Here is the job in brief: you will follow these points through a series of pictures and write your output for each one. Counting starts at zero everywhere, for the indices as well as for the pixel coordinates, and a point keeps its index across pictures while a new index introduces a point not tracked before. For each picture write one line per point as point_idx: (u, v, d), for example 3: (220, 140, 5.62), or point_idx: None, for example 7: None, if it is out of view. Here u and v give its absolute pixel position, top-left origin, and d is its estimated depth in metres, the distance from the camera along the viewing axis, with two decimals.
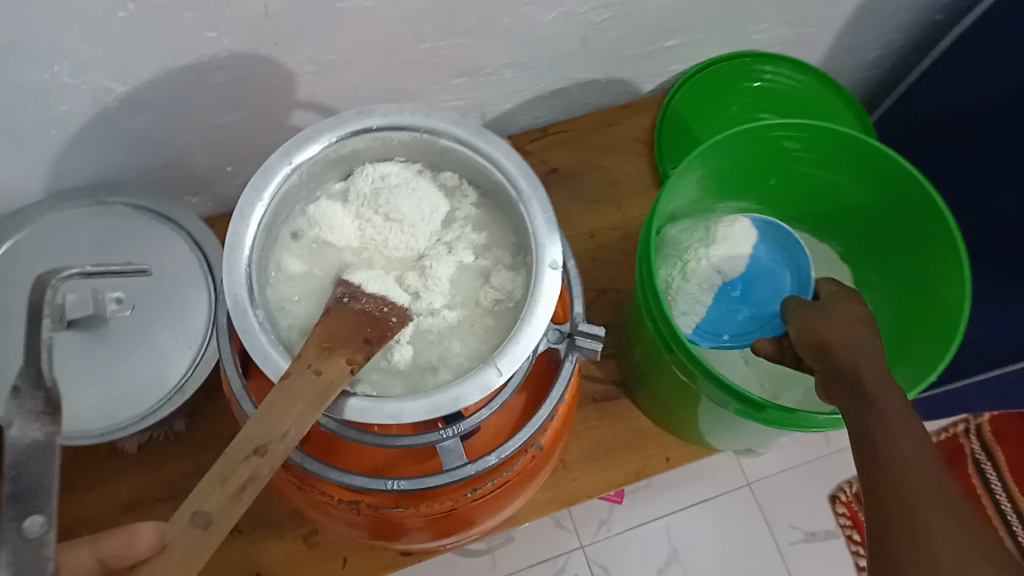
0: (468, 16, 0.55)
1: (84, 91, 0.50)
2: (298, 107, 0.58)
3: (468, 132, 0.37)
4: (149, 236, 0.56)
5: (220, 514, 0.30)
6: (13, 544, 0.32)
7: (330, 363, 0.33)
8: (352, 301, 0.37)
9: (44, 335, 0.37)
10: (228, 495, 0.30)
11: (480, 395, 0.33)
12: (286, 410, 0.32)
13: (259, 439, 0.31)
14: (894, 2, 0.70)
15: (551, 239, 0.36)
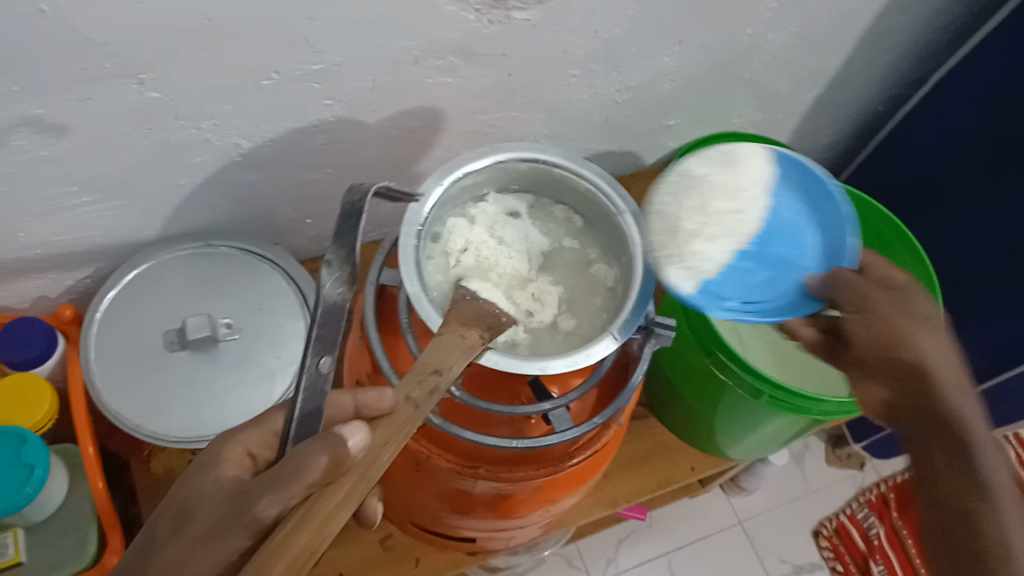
0: (522, 93, 0.67)
1: (217, 146, 0.59)
2: (377, 166, 0.69)
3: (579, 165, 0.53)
4: (251, 273, 0.65)
5: (421, 403, 0.41)
6: (311, 375, 0.42)
7: (473, 330, 0.43)
8: (475, 298, 0.46)
9: (355, 209, 0.45)
10: (425, 392, 0.41)
11: (603, 353, 0.47)
12: (449, 350, 0.42)
13: (436, 363, 0.42)
14: (845, 93, 0.86)
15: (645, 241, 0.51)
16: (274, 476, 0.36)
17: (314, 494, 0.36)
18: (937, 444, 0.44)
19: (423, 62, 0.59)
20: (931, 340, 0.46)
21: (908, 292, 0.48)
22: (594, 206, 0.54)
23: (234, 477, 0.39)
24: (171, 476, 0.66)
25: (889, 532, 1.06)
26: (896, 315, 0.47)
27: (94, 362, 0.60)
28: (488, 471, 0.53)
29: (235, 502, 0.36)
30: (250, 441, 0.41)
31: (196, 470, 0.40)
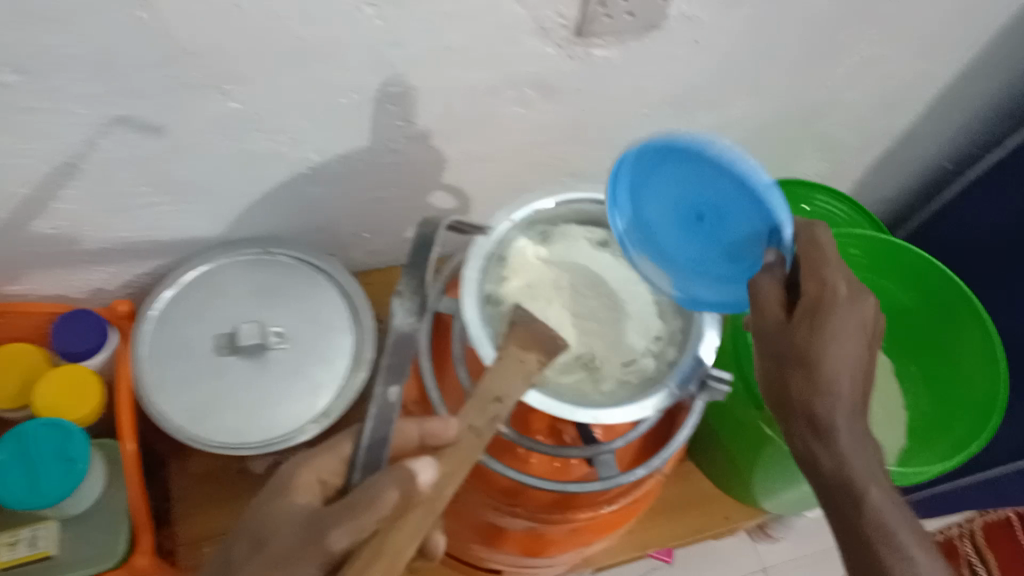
0: (593, 129, 0.66)
1: (290, 158, 0.59)
2: (438, 188, 0.69)
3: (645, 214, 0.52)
4: (306, 284, 0.65)
5: (483, 430, 0.42)
6: (380, 403, 0.43)
7: (532, 354, 0.44)
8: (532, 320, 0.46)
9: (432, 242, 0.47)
10: (486, 419, 0.42)
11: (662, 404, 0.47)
12: (511, 376, 0.43)
13: (497, 390, 0.43)
14: (915, 150, 0.84)
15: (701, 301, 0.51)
16: (350, 506, 0.36)
17: (383, 530, 0.37)
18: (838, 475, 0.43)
19: (500, 93, 0.59)
20: (843, 365, 0.42)
21: (813, 316, 0.43)
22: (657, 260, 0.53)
23: (306, 503, 0.39)
24: (208, 478, 0.66)
25: None
26: (811, 342, 0.42)
27: (145, 360, 0.60)
28: (528, 510, 0.53)
29: (306, 531, 0.36)
30: (320, 468, 0.41)
31: (272, 495, 0.40)
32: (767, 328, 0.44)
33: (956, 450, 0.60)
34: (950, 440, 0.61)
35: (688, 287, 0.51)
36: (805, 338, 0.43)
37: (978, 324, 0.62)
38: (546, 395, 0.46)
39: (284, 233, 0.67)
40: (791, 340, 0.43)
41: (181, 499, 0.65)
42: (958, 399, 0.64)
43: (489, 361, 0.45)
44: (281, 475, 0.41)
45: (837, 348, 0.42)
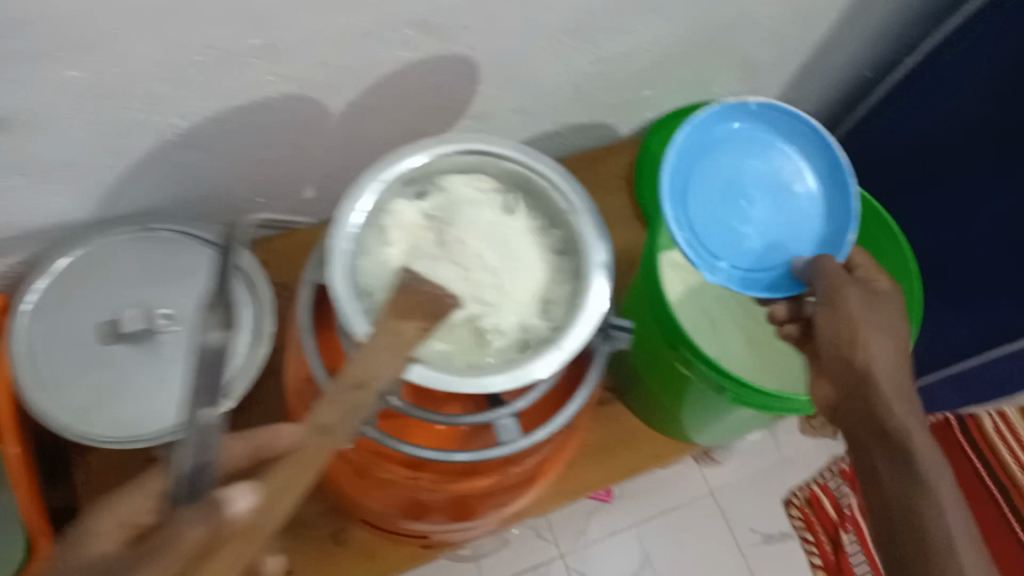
0: (488, 66, 0.62)
1: (152, 125, 0.54)
2: (330, 144, 0.64)
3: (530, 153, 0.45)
4: (192, 260, 0.61)
5: (334, 424, 0.36)
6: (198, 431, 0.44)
7: (413, 321, 0.38)
8: (422, 279, 0.41)
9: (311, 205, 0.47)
10: (343, 412, 0.36)
11: (550, 369, 0.41)
12: (380, 357, 0.37)
13: (360, 375, 0.36)
14: (832, 61, 0.81)
15: (596, 241, 0.44)
16: (148, 552, 0.30)
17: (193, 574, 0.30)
18: (885, 463, 0.46)
19: (376, 36, 0.54)
20: (896, 327, 0.49)
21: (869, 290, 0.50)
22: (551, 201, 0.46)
23: (105, 551, 0.32)
24: (116, 468, 0.63)
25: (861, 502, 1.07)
26: (874, 301, 0.50)
27: (23, 357, 0.56)
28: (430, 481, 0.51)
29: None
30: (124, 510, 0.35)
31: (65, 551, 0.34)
32: (844, 298, 0.49)
33: None
34: None
35: (708, 263, 0.56)
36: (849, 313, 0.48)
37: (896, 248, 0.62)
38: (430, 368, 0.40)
39: (166, 204, 0.62)
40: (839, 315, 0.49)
41: (89, 494, 0.62)
42: None
43: (362, 336, 0.39)
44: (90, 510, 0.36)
45: (892, 314, 0.50)
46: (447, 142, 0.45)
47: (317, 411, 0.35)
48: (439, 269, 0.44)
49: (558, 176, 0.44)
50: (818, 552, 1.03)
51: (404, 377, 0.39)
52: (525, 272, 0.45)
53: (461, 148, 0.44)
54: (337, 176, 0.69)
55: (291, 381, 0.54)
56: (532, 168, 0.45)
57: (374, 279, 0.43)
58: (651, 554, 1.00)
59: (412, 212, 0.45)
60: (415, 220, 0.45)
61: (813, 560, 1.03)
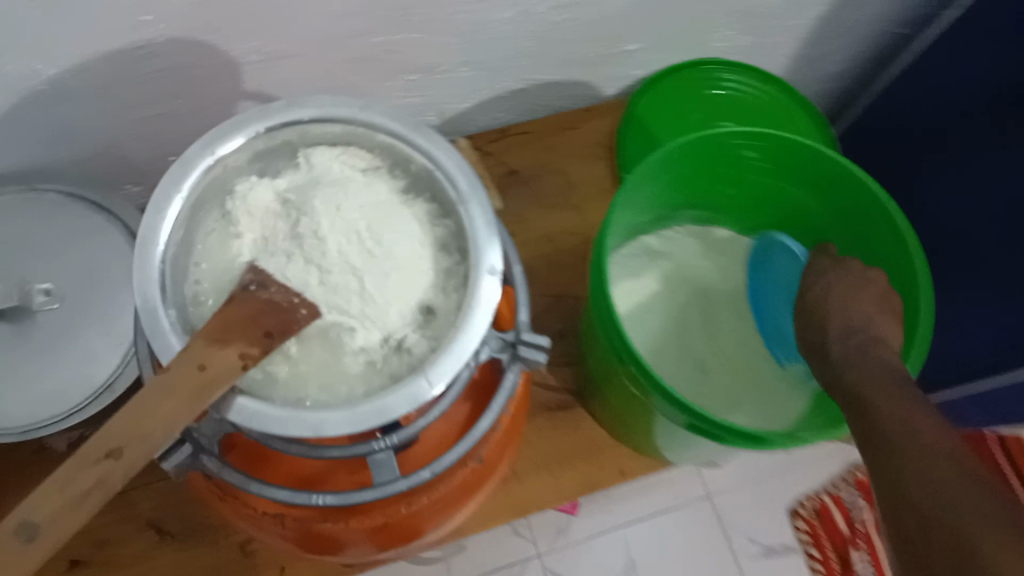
0: (421, 11, 0.52)
1: (8, 73, 0.46)
2: (242, 98, 0.55)
3: (412, 131, 0.37)
4: (83, 227, 0.54)
5: (50, 521, 0.28)
6: None
7: (226, 350, 0.31)
8: (259, 290, 0.33)
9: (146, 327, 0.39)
10: (66, 503, 0.29)
11: (408, 408, 0.32)
12: (150, 414, 0.30)
13: (114, 441, 0.30)
14: (862, 15, 0.68)
15: (486, 240, 0.35)
16: None
17: None
18: (893, 428, 0.36)
19: None
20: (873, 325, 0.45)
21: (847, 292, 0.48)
22: (439, 189, 0.38)
23: None
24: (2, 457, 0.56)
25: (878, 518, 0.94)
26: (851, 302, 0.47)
27: None
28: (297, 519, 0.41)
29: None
30: None
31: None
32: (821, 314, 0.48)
33: None
34: None
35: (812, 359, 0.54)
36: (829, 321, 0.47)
37: (899, 245, 0.49)
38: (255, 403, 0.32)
39: (55, 163, 0.55)
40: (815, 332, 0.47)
41: None
42: None
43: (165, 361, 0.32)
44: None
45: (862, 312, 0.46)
46: (308, 110, 0.37)
47: (20, 506, 0.28)
48: (288, 266, 0.35)
49: (448, 162, 0.36)
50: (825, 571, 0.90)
51: (230, 417, 0.31)
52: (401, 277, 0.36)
53: (324, 117, 0.36)
54: None
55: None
56: (415, 149, 0.37)
57: (208, 290, 0.35)
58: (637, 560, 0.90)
59: (265, 196, 0.37)
60: (268, 206, 0.37)
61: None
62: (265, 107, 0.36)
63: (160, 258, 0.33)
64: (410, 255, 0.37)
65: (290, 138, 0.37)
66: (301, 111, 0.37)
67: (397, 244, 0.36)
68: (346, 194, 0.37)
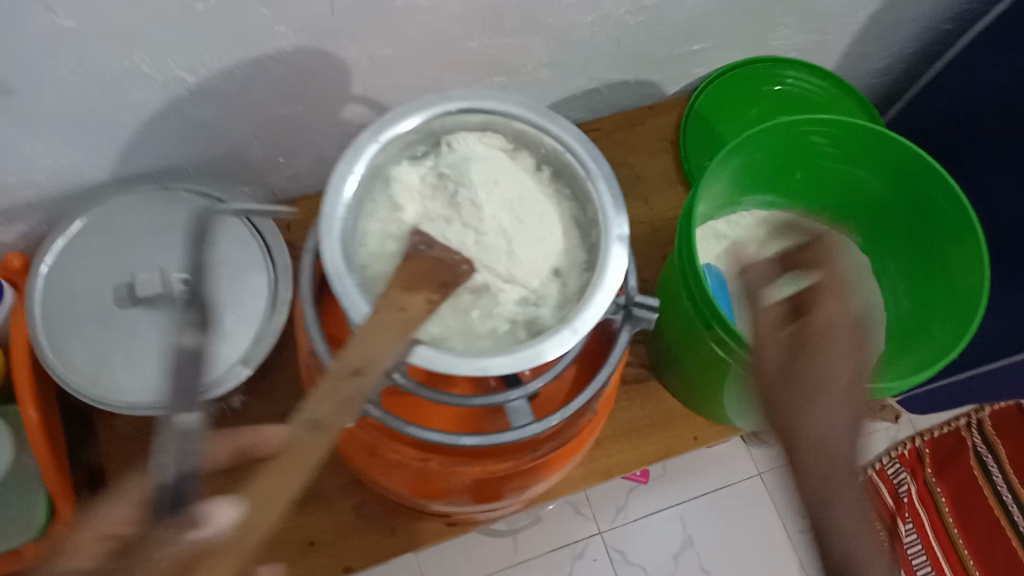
0: (514, 16, 0.58)
1: (156, 81, 0.52)
2: (351, 101, 0.61)
3: (545, 116, 0.41)
4: (212, 221, 0.59)
5: (330, 417, 0.36)
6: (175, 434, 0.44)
7: (420, 293, 0.37)
8: (428, 248, 0.39)
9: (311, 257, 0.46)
10: (338, 403, 0.36)
11: (558, 352, 0.37)
12: (382, 335, 0.36)
13: (357, 360, 0.36)
14: (906, 14, 0.74)
15: (617, 213, 0.40)
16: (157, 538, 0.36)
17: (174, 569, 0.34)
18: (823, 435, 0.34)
19: None
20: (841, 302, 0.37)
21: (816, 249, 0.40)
22: (567, 168, 0.42)
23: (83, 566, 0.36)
24: (133, 437, 0.61)
25: (921, 490, 1.01)
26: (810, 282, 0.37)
27: (40, 319, 0.55)
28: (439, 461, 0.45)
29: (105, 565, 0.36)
30: (108, 518, 0.38)
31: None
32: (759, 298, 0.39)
33: (933, 359, 0.51)
34: (925, 347, 0.53)
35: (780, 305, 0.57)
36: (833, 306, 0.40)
37: (961, 218, 0.53)
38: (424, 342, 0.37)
39: (185, 164, 0.61)
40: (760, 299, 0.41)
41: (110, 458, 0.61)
42: (941, 301, 0.56)
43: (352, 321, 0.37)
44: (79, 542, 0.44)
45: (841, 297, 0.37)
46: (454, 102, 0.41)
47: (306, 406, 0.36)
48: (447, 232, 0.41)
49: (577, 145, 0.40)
50: None
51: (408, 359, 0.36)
52: (538, 243, 0.42)
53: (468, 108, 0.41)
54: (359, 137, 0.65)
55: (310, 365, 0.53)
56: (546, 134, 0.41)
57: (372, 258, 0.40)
58: (694, 536, 0.96)
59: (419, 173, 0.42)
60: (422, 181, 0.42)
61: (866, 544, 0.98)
62: (417, 99, 0.41)
63: (339, 229, 0.38)
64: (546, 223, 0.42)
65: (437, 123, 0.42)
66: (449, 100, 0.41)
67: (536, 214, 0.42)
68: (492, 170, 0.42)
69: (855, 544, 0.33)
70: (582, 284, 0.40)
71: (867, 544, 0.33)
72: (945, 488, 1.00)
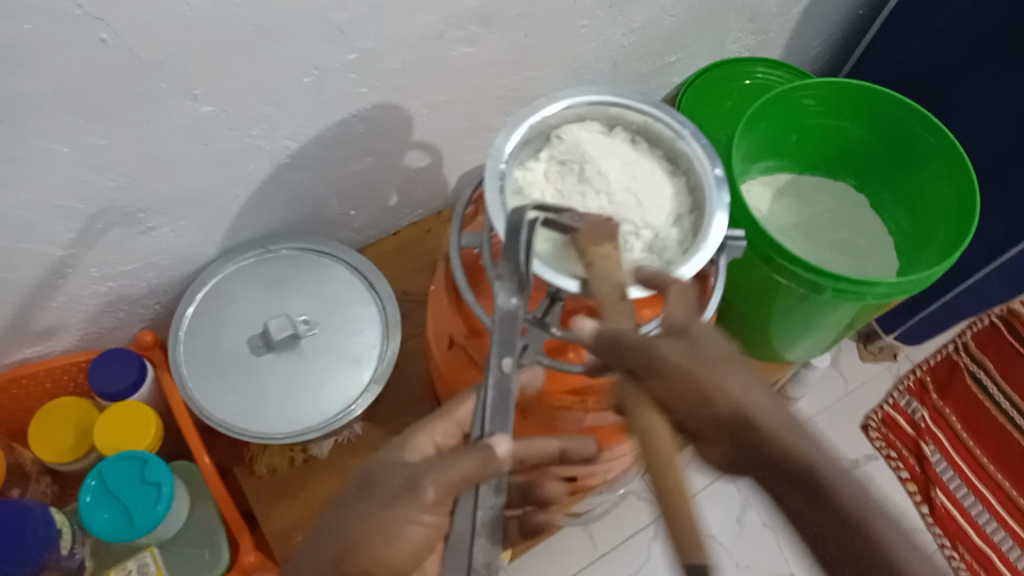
0: (539, 51, 0.69)
1: (266, 151, 0.61)
2: (411, 148, 0.71)
3: (634, 100, 0.51)
4: (318, 270, 0.68)
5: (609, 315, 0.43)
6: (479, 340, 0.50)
7: (605, 246, 0.45)
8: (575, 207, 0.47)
9: (457, 217, 0.53)
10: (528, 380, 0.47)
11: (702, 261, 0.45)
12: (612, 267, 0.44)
13: (610, 292, 0.43)
14: (830, 3, 0.88)
15: (713, 156, 0.49)
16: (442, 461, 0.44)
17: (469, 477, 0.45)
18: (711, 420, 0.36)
19: (448, 36, 0.61)
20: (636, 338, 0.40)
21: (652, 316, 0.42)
22: (657, 137, 0.52)
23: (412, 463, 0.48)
24: (277, 476, 0.68)
25: (933, 414, 1.11)
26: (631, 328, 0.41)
27: (188, 378, 0.62)
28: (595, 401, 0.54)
29: (418, 481, 0.44)
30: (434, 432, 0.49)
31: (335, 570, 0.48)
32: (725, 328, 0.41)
33: (948, 250, 0.63)
34: (937, 246, 0.66)
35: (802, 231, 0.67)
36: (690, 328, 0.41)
37: (936, 139, 0.66)
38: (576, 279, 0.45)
39: (278, 227, 0.69)
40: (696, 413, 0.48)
41: (258, 500, 0.67)
42: (935, 209, 0.68)
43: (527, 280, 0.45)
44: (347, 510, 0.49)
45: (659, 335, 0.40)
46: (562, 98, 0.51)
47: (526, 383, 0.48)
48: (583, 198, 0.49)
49: (667, 113, 0.50)
50: (906, 466, 1.08)
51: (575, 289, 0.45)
52: (653, 196, 0.50)
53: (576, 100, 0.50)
54: (414, 179, 0.75)
55: (436, 334, 0.60)
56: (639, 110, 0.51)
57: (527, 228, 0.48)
58: (750, 497, 1.04)
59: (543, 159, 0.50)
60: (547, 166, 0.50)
61: (903, 474, 1.07)
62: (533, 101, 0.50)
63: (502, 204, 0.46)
64: (655, 181, 0.50)
65: (550, 119, 0.51)
66: (555, 100, 0.50)
67: (645, 175, 0.51)
68: (604, 147, 0.51)
69: (817, 521, 0.31)
70: (696, 218, 0.49)
71: (795, 471, 0.33)
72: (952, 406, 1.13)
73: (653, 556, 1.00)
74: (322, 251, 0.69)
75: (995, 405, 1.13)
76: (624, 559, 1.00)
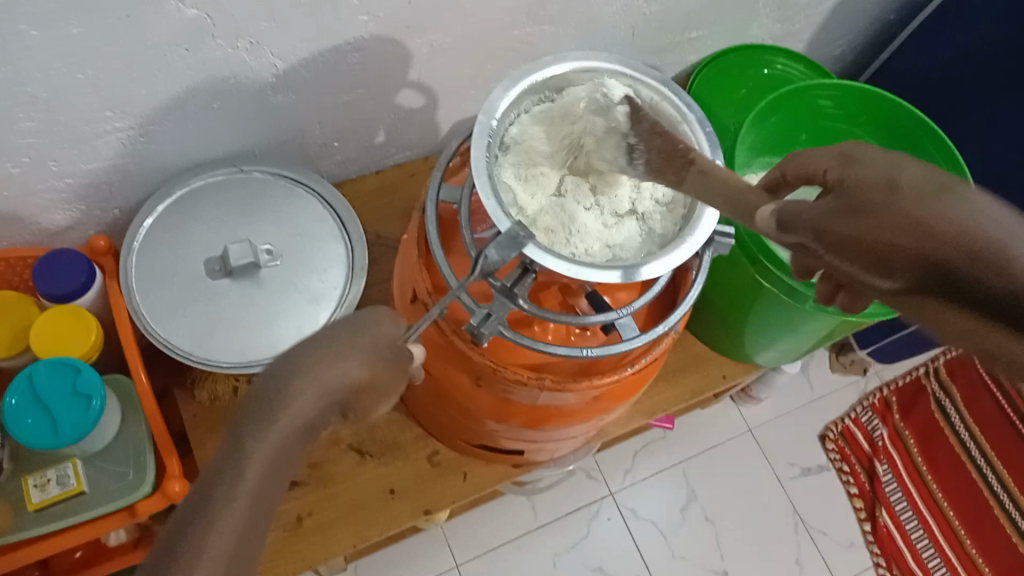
0: (554, 7, 0.65)
1: (252, 66, 0.57)
2: (406, 87, 0.67)
3: (643, 76, 0.49)
4: (291, 199, 0.65)
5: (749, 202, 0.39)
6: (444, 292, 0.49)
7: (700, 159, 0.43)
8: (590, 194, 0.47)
9: (440, 164, 0.52)
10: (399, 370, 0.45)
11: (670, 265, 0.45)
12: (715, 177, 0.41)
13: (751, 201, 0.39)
14: (864, 4, 0.85)
15: (715, 146, 0.47)
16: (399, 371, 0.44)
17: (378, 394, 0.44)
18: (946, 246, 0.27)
19: None
20: (890, 188, 0.31)
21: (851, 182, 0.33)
22: (660, 119, 0.50)
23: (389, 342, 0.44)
24: (216, 403, 0.65)
25: (892, 434, 1.11)
26: (841, 211, 0.32)
27: (137, 292, 0.60)
28: (554, 381, 0.52)
29: (402, 351, 0.44)
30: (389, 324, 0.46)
31: (257, 420, 0.40)
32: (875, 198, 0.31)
33: None
34: None
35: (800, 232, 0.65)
36: (876, 221, 0.30)
37: (947, 164, 0.64)
38: (547, 251, 0.44)
39: (254, 148, 0.65)
40: (867, 232, 0.30)
41: (195, 427, 0.65)
42: None
43: (507, 229, 0.43)
44: (277, 379, 0.41)
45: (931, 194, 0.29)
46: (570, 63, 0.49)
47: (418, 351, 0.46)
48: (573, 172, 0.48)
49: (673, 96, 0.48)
50: (855, 482, 1.08)
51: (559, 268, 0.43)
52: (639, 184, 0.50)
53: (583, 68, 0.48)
54: (406, 120, 0.72)
55: (400, 287, 0.57)
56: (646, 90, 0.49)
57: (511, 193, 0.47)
58: (697, 490, 1.04)
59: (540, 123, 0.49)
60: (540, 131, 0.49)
61: (851, 488, 1.07)
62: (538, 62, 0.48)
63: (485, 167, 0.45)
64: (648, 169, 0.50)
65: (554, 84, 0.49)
66: (563, 60, 0.48)
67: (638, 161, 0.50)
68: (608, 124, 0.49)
69: None
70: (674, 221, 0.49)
71: None
72: (912, 428, 1.13)
73: (591, 534, 0.99)
74: (298, 179, 0.66)
75: (954, 435, 1.13)
76: (561, 531, 0.99)
